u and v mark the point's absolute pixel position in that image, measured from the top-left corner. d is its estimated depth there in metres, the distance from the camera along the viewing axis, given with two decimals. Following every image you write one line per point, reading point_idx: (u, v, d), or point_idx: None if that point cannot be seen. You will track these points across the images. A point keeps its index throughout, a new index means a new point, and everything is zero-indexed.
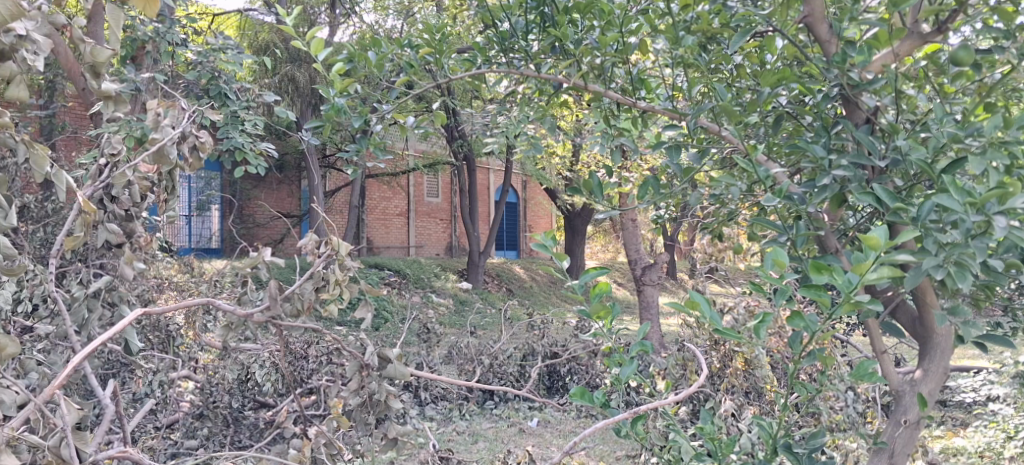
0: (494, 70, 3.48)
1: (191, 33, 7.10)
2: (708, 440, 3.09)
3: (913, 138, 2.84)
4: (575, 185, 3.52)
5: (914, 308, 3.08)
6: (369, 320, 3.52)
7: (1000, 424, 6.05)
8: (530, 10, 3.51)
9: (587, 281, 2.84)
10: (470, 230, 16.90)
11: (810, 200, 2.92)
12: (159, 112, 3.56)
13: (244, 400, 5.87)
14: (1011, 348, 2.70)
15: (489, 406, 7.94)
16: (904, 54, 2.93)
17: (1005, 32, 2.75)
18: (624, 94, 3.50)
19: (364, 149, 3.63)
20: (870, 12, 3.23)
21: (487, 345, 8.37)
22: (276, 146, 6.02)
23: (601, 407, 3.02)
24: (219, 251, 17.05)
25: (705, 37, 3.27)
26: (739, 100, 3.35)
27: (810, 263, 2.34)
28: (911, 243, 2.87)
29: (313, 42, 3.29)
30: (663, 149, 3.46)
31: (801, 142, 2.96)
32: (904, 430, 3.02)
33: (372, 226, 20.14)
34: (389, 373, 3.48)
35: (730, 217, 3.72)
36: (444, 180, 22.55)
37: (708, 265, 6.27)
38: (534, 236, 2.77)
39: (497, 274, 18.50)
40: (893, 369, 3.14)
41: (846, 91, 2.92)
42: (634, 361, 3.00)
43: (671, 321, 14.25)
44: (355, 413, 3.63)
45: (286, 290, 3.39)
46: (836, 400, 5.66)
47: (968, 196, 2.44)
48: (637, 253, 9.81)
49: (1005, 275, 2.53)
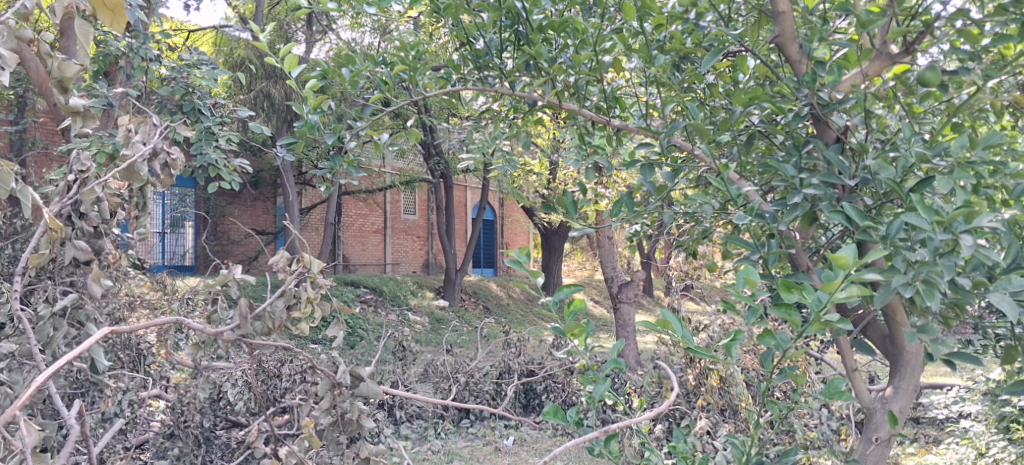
0: (469, 87, 3.48)
1: (165, 48, 7.03)
2: (682, 459, 3.14)
3: (883, 157, 2.86)
4: (550, 203, 3.52)
5: (885, 325, 3.11)
6: (342, 338, 3.47)
7: (972, 442, 6.09)
8: (505, 28, 3.46)
9: (561, 299, 2.82)
10: (447, 247, 16.85)
11: (781, 218, 2.93)
12: (130, 128, 3.61)
13: (216, 419, 5.79)
14: (980, 365, 2.72)
15: (465, 425, 7.89)
16: (874, 74, 2.98)
17: (972, 54, 2.79)
18: (599, 112, 3.51)
19: (338, 167, 3.60)
20: (840, 32, 3.30)
21: (463, 363, 8.35)
22: (250, 163, 5.98)
23: (575, 426, 3.00)
24: (192, 268, 16.85)
25: (678, 56, 3.32)
26: (713, 119, 3.37)
27: (780, 281, 2.34)
28: (881, 261, 2.89)
29: (287, 58, 3.26)
30: (637, 168, 3.47)
31: (773, 161, 2.98)
32: (875, 448, 3.03)
33: (348, 243, 20.06)
34: (361, 391, 3.50)
35: (705, 235, 3.74)
36: (421, 197, 22.51)
37: (684, 283, 6.31)
38: (508, 252, 2.78)
39: (474, 292, 18.47)
40: (865, 387, 3.16)
41: (817, 110, 2.94)
42: (608, 378, 2.98)
43: (647, 339, 14.27)
44: (327, 433, 3.55)
45: (257, 309, 3.35)
46: (810, 417, 5.69)
47: (936, 214, 2.46)
48: (614, 270, 9.86)
49: (972, 294, 2.55)
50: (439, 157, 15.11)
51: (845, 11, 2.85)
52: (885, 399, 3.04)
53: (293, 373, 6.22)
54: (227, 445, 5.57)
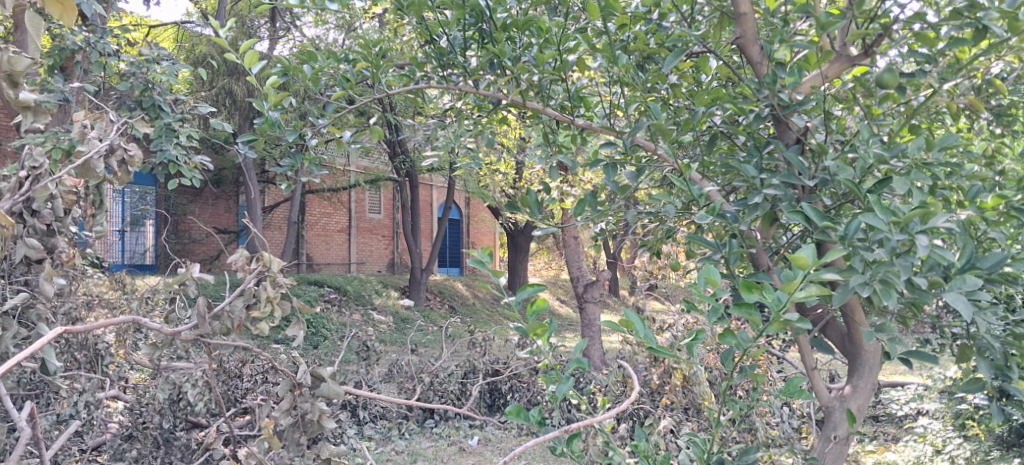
0: (432, 86, 3.45)
1: (124, 43, 6.92)
2: (643, 457, 3.19)
3: (842, 158, 2.89)
4: (514, 202, 3.51)
5: (843, 324, 3.15)
6: (302, 338, 3.43)
7: (929, 439, 6.18)
8: (469, 27, 3.45)
9: (523, 298, 2.82)
10: (412, 246, 16.77)
11: (742, 219, 2.95)
12: (86, 124, 3.58)
13: (176, 420, 5.62)
14: (936, 364, 2.76)
15: (429, 425, 7.87)
16: (833, 75, 3.04)
17: (928, 57, 2.83)
18: (562, 112, 3.51)
19: (299, 164, 3.55)
20: (801, 34, 3.33)
21: (428, 362, 8.31)
22: (212, 161, 5.90)
23: (537, 425, 3.00)
24: (153, 267, 16.62)
25: (642, 56, 3.33)
26: (676, 120, 3.38)
27: (741, 281, 2.35)
28: (840, 261, 2.92)
29: (247, 54, 3.21)
30: (601, 167, 3.47)
31: (734, 162, 3.00)
32: (833, 446, 3.06)
33: (312, 242, 19.91)
34: (323, 392, 3.44)
35: (668, 235, 3.75)
36: (386, 196, 22.37)
37: (648, 282, 6.33)
38: (471, 252, 2.79)
39: (439, 291, 18.41)
40: (824, 386, 3.19)
41: (777, 111, 2.96)
42: (570, 378, 2.99)
43: (612, 339, 14.34)
44: (287, 434, 3.50)
45: (215, 308, 3.30)
46: (772, 415, 5.73)
47: (892, 215, 2.48)
48: (579, 270, 9.87)
49: (929, 294, 2.57)
50: (405, 155, 15.04)
51: (805, 13, 2.87)
52: (843, 398, 3.07)
53: (255, 374, 6.16)
54: (187, 446, 5.26)
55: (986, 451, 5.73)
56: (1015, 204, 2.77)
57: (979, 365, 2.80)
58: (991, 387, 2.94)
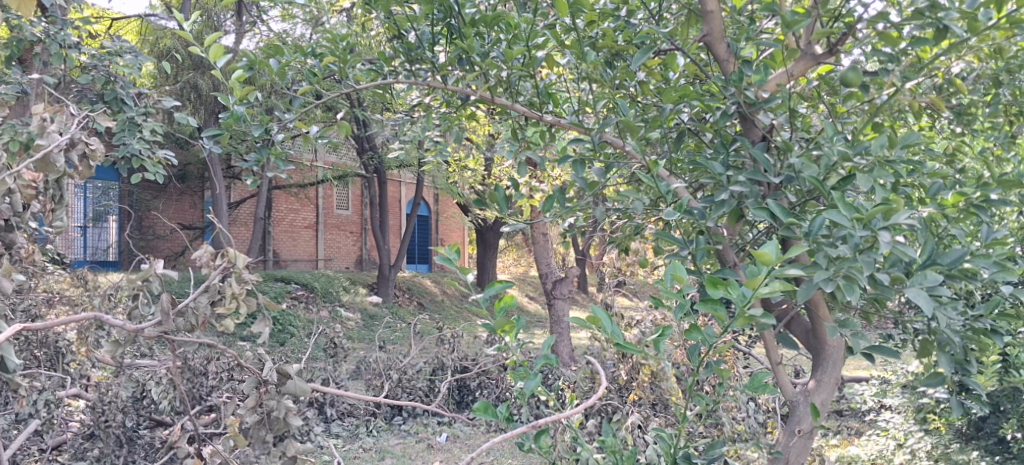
0: (400, 81, 3.43)
1: (84, 35, 6.79)
2: (610, 453, 3.26)
3: (807, 155, 2.92)
4: (482, 199, 3.50)
5: (808, 319, 3.18)
6: (268, 334, 3.40)
7: (892, 432, 6.28)
8: (438, 21, 3.43)
9: (491, 295, 2.84)
10: (380, 242, 16.68)
11: (710, 215, 2.96)
12: (45, 117, 3.49)
13: (139, 418, 5.63)
14: (898, 359, 2.80)
15: (398, 422, 7.86)
16: (798, 74, 3.07)
17: (891, 56, 2.86)
18: (531, 108, 3.50)
19: (265, 159, 3.50)
20: (767, 32, 3.36)
21: (396, 359, 8.27)
22: (176, 156, 5.81)
23: (504, 421, 3.01)
24: (116, 264, 16.41)
25: (611, 53, 3.34)
26: (644, 116, 3.39)
27: (706, 277, 2.36)
28: (804, 257, 2.95)
29: (212, 48, 3.16)
30: (569, 164, 3.47)
31: (701, 158, 3.01)
32: (798, 440, 3.11)
33: (278, 238, 19.74)
34: (288, 389, 3.41)
35: (636, 231, 3.77)
36: (354, 192, 22.24)
37: (617, 279, 6.35)
38: (439, 249, 2.79)
39: (408, 288, 18.35)
40: (789, 381, 3.22)
41: (743, 109, 2.99)
42: (538, 374, 3.00)
43: (580, 335, 14.39)
44: (252, 431, 3.47)
45: (180, 305, 3.26)
46: (738, 410, 5.77)
47: (856, 211, 2.52)
48: (548, 267, 9.87)
49: (891, 290, 2.61)
50: (373, 151, 14.95)
51: (772, 11, 2.89)
52: (807, 393, 3.11)
53: (221, 371, 6.10)
54: (151, 444, 5.42)
55: (946, 444, 5.83)
56: (975, 201, 2.82)
57: (940, 359, 2.85)
58: (951, 381, 2.99)
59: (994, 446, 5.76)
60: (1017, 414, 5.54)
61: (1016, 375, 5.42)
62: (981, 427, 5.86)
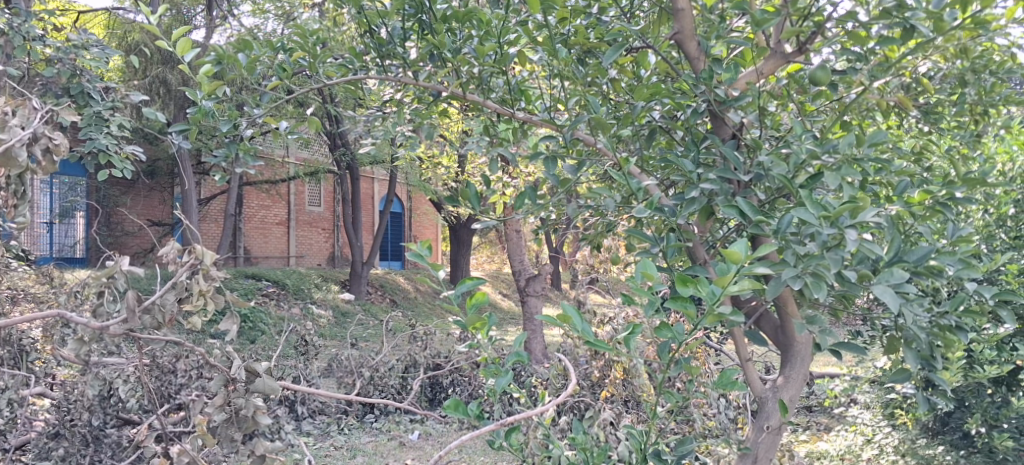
0: (371, 76, 3.41)
1: (50, 28, 6.68)
2: (581, 450, 3.28)
3: (776, 153, 2.94)
4: (453, 196, 3.49)
5: (777, 316, 3.21)
6: (236, 332, 3.36)
7: (860, 428, 6.34)
8: (409, 17, 3.42)
9: (462, 292, 2.83)
10: (353, 239, 16.59)
11: (680, 213, 2.96)
12: (8, 111, 3.43)
13: (106, 417, 5.41)
14: (864, 356, 2.83)
15: (369, 420, 7.82)
16: (767, 72, 3.13)
17: (859, 56, 2.90)
18: (503, 104, 3.50)
19: (234, 154, 3.46)
20: (737, 31, 3.38)
21: (368, 357, 8.24)
22: (145, 153, 5.72)
23: (476, 419, 3.01)
24: (83, 261, 16.20)
25: (583, 51, 3.34)
26: (616, 114, 3.40)
27: (677, 275, 2.37)
28: (773, 255, 2.98)
29: (180, 42, 3.12)
30: (541, 161, 3.47)
31: (672, 156, 3.02)
32: (766, 436, 3.15)
33: (249, 235, 19.59)
34: (258, 387, 3.38)
35: (608, 229, 3.78)
36: (327, 188, 22.12)
37: (589, 276, 6.35)
38: (410, 245, 2.79)
39: (381, 285, 18.27)
40: (758, 377, 3.25)
41: (714, 107, 3.02)
42: (509, 371, 3.00)
43: (553, 332, 14.41)
44: (220, 430, 3.43)
45: (146, 302, 3.23)
46: (709, 407, 5.81)
47: (823, 209, 2.54)
48: (521, 264, 9.86)
49: (858, 287, 2.63)
50: (346, 147, 14.86)
51: (742, 9, 2.90)
52: (775, 389, 3.14)
53: (189, 369, 6.03)
54: (118, 443, 5.20)
55: (913, 440, 5.91)
56: (940, 199, 2.85)
57: (906, 355, 2.88)
58: (917, 377, 3.03)
59: (959, 441, 5.77)
60: (981, 409, 5.62)
61: (980, 371, 5.49)
62: (947, 422, 5.88)
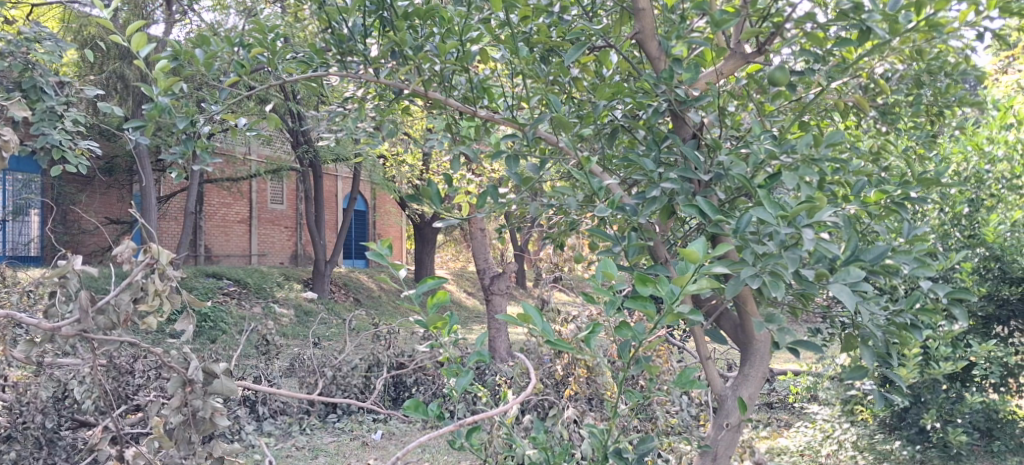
0: (331, 74, 3.36)
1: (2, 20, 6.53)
2: (542, 449, 3.28)
3: (736, 153, 2.95)
4: (415, 194, 3.47)
5: (736, 315, 3.24)
6: (192, 333, 3.31)
7: (820, 425, 6.44)
8: (370, 13, 3.38)
9: (424, 291, 2.82)
10: (316, 237, 16.45)
11: (641, 212, 2.97)
12: None
13: (61, 419, 5.45)
14: (821, 354, 2.86)
15: (331, 420, 7.76)
16: (727, 72, 3.14)
17: (817, 57, 2.92)
18: (465, 103, 3.47)
19: (191, 152, 3.39)
20: (698, 31, 3.40)
21: (331, 356, 8.18)
22: (101, 148, 5.67)
23: (437, 419, 3.00)
24: (38, 259, 15.92)
25: (545, 49, 3.33)
26: (579, 113, 3.40)
27: (637, 274, 2.38)
28: (733, 254, 3.00)
29: (135, 36, 3.06)
30: (503, 159, 3.46)
31: (633, 156, 3.02)
32: (726, 433, 3.16)
33: (210, 233, 19.36)
34: (216, 389, 3.33)
35: (571, 227, 3.78)
36: (290, 186, 21.93)
37: (553, 274, 6.34)
38: (371, 244, 2.77)
39: (344, 284, 18.14)
40: (717, 375, 3.27)
41: (674, 106, 3.02)
42: (470, 371, 2.99)
43: (518, 331, 14.40)
44: (177, 432, 3.37)
45: (100, 302, 3.17)
46: (672, 404, 5.82)
47: (780, 209, 2.57)
48: (486, 262, 9.83)
49: (815, 285, 2.64)
50: (309, 144, 14.72)
51: (702, 10, 2.92)
52: (734, 387, 3.16)
53: (147, 370, 5.96)
54: (72, 446, 5.23)
55: (871, 435, 6.13)
56: (896, 198, 2.88)
57: (863, 353, 2.91)
58: (873, 374, 3.06)
59: (915, 436, 5.95)
60: (937, 405, 5.84)
61: (936, 368, 5.64)
62: (904, 418, 6.06)
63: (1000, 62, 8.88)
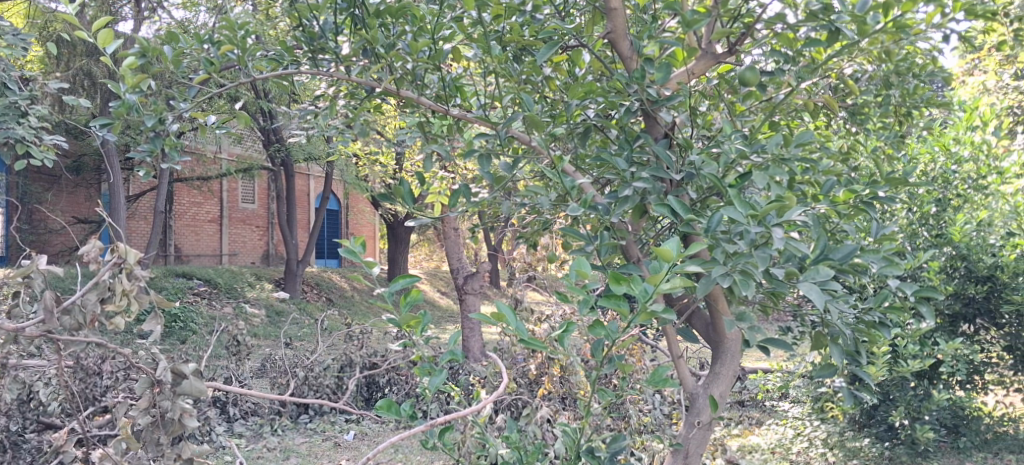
0: (301, 71, 3.32)
1: None
2: (515, 449, 3.28)
3: (706, 153, 2.96)
4: (387, 194, 3.45)
5: (707, 313, 3.26)
6: (160, 333, 3.27)
7: (791, 422, 6.51)
8: (341, 11, 3.36)
9: (396, 291, 2.80)
10: (288, 236, 16.33)
11: (613, 211, 2.98)
12: None
13: (25, 421, 5.36)
14: (790, 352, 2.88)
15: (303, 420, 7.72)
16: (699, 72, 3.16)
17: (787, 57, 2.94)
18: (438, 101, 3.46)
19: (159, 150, 3.34)
20: (669, 30, 3.41)
21: (303, 356, 8.13)
22: (68, 143, 5.55)
23: (409, 419, 2.99)
24: (3, 259, 15.68)
25: (518, 48, 3.32)
26: (552, 112, 3.40)
27: (609, 274, 2.38)
28: (704, 252, 3.01)
29: (101, 33, 3.02)
30: (476, 158, 3.44)
31: (605, 155, 3.02)
32: (697, 431, 3.19)
33: (180, 232, 19.17)
34: (184, 390, 3.28)
35: (544, 226, 3.78)
36: (261, 185, 21.76)
37: (526, 274, 6.32)
38: (343, 242, 2.76)
39: (316, 284, 18.04)
40: (689, 374, 3.29)
41: (646, 106, 3.03)
42: (444, 370, 2.98)
43: (491, 331, 14.38)
44: (145, 434, 3.35)
45: (65, 302, 3.13)
46: (646, 403, 5.83)
47: (750, 208, 2.59)
48: (459, 262, 9.79)
49: (785, 284, 2.68)
50: (280, 143, 14.60)
51: (674, 10, 2.93)
52: (705, 385, 3.18)
53: (115, 370, 5.88)
54: (37, 449, 5.20)
55: (840, 432, 6.15)
56: (864, 198, 2.89)
57: (832, 351, 2.92)
58: (842, 372, 3.09)
59: (883, 433, 6.05)
60: (904, 402, 5.90)
61: (904, 365, 5.71)
62: (873, 415, 6.11)
63: (967, 64, 8.99)
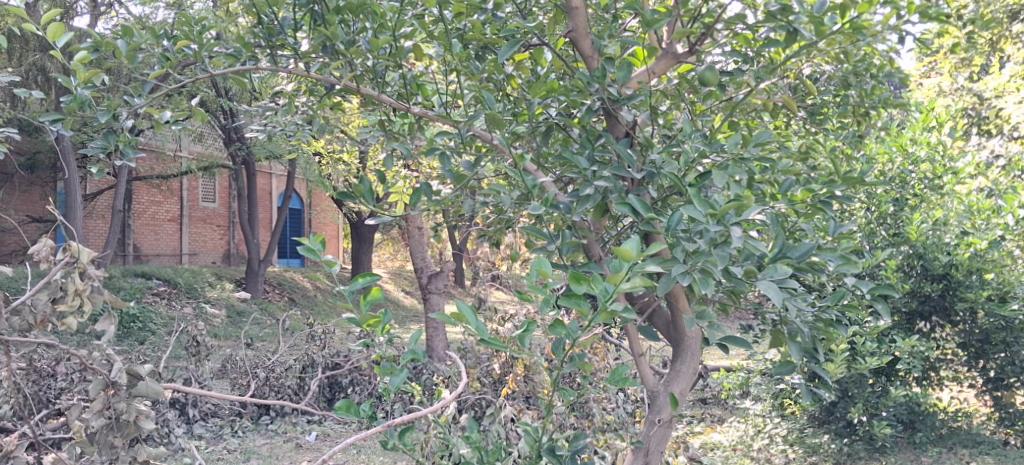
0: (259, 67, 3.28)
1: None
2: (476, 448, 3.27)
3: (667, 152, 2.97)
4: (347, 192, 3.42)
5: (668, 312, 3.27)
6: (113, 333, 3.20)
7: (752, 419, 6.58)
8: (301, 7, 3.33)
9: (356, 289, 2.78)
10: (249, 235, 16.15)
11: (574, 209, 2.98)
12: None
13: None
14: (749, 349, 2.90)
15: (264, 421, 7.65)
16: (659, 72, 3.16)
17: (746, 57, 2.97)
18: (399, 99, 3.42)
19: (113, 146, 3.27)
20: (630, 29, 3.42)
21: (264, 357, 8.07)
22: (19, 136, 5.35)
23: (369, 419, 2.96)
24: None
25: (479, 45, 3.30)
26: (514, 111, 3.39)
27: (569, 272, 2.38)
28: (665, 251, 3.02)
29: (51, 26, 2.96)
30: (437, 156, 3.42)
31: (567, 153, 3.02)
32: (658, 429, 3.19)
33: (138, 231, 18.92)
34: (139, 391, 3.23)
35: (505, 224, 3.77)
36: (223, 184, 21.50)
37: (490, 273, 6.31)
38: (302, 240, 2.73)
39: (278, 284, 17.86)
40: (649, 371, 3.30)
41: (607, 105, 3.03)
42: (404, 369, 2.96)
43: (455, 330, 14.32)
44: (98, 436, 3.26)
45: (16, 302, 3.07)
46: (608, 401, 5.85)
47: (710, 207, 2.61)
48: (424, 261, 9.75)
49: (744, 282, 2.69)
50: (241, 141, 14.43)
51: (635, 9, 2.93)
52: (666, 383, 3.19)
53: (69, 372, 5.77)
54: None
55: (800, 429, 6.26)
56: (821, 197, 2.93)
57: (790, 349, 2.94)
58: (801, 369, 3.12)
59: (842, 429, 6.11)
60: (863, 398, 5.99)
61: (862, 363, 5.79)
62: (832, 411, 6.18)
63: (922, 66, 9.14)
